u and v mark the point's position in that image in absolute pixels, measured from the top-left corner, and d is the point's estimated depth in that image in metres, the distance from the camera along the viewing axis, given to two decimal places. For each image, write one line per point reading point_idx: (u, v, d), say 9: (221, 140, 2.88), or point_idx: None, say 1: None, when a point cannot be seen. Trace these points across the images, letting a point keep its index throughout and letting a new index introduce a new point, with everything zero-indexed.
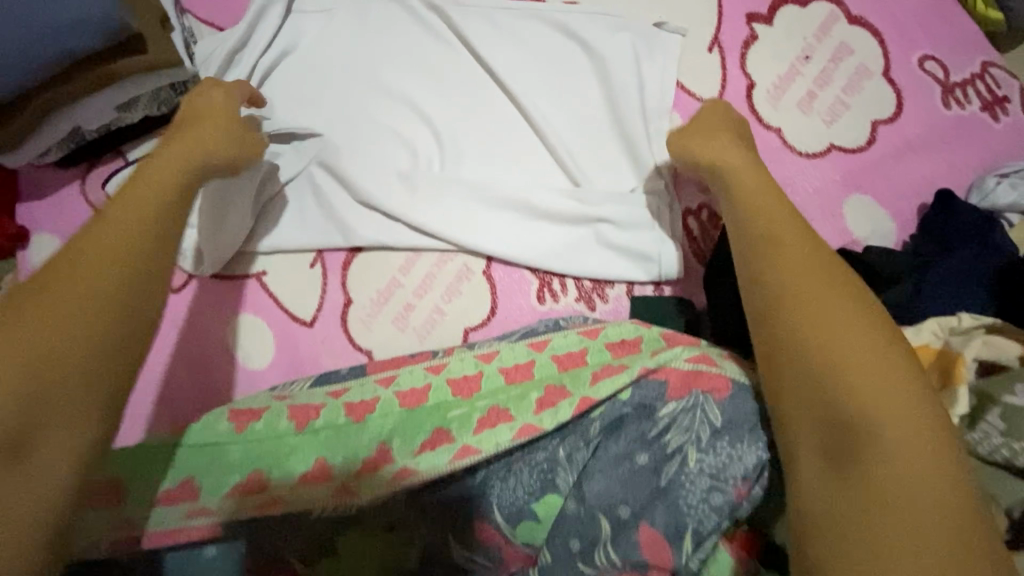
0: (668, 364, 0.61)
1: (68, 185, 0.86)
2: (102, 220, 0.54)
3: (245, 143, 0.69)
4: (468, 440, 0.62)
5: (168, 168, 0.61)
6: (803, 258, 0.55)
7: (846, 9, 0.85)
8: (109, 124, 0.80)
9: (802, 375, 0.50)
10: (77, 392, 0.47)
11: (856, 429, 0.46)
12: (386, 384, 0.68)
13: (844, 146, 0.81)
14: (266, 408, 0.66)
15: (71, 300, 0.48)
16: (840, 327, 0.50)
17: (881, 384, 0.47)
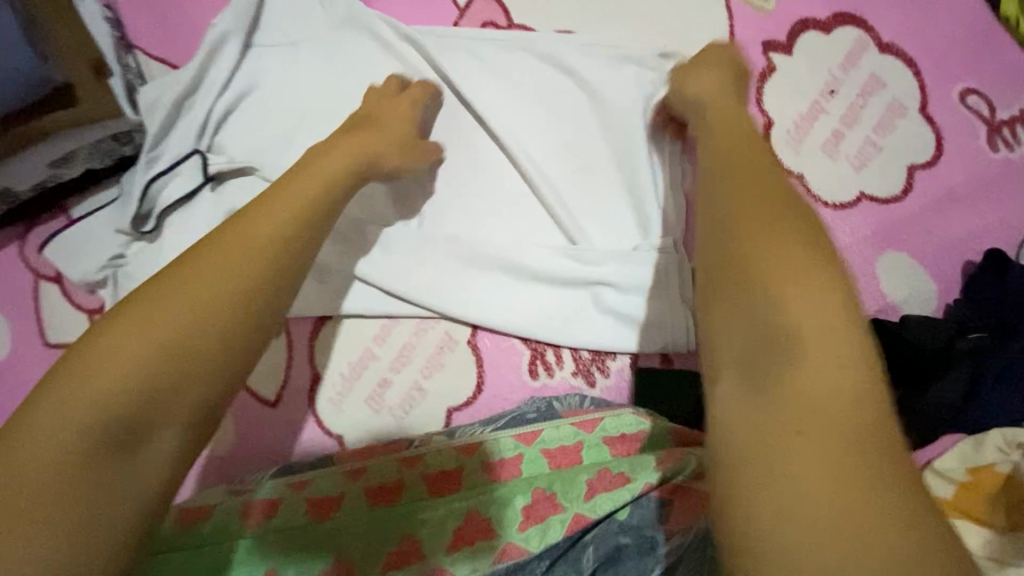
0: (672, 483, 0.54)
1: (6, 247, 0.78)
2: (267, 207, 0.51)
3: (407, 151, 0.67)
4: (442, 560, 0.53)
5: (333, 161, 0.59)
6: (753, 199, 0.45)
7: (875, 35, 0.75)
8: (45, 181, 0.72)
9: (739, 344, 0.39)
10: (207, 374, 0.43)
11: (787, 440, 0.34)
12: (355, 477, 0.58)
13: (876, 195, 0.71)
14: (217, 504, 0.55)
15: (186, 312, 0.43)
16: (801, 314, 0.38)
17: (834, 398, 0.35)
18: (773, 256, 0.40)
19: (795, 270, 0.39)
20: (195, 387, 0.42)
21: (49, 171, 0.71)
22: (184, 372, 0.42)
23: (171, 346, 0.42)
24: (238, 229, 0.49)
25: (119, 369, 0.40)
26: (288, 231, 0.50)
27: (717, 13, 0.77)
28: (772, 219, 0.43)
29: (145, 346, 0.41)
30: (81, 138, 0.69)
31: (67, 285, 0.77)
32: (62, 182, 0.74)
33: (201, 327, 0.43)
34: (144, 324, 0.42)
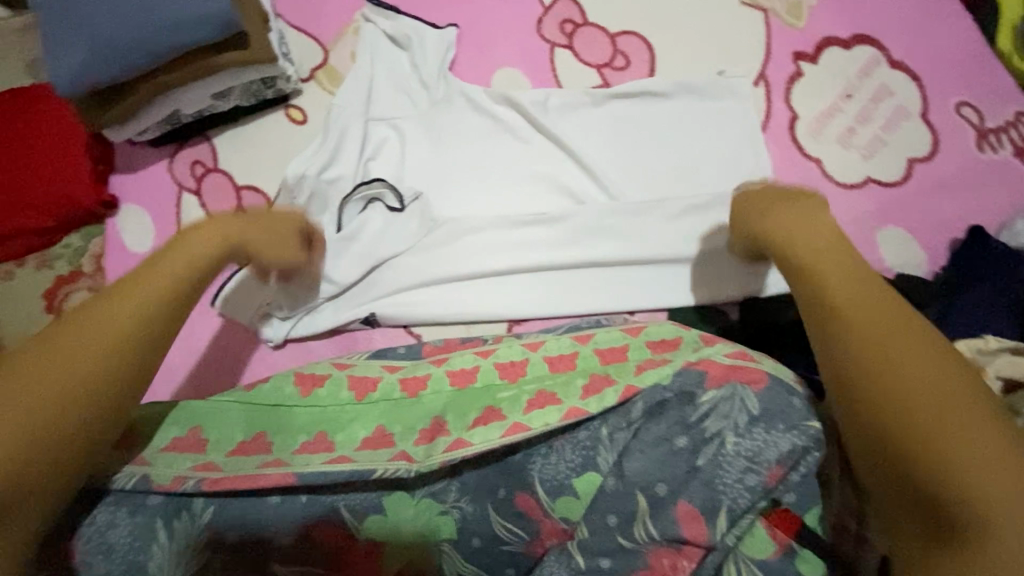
0: (708, 357, 0.66)
1: (158, 162, 0.94)
2: (152, 265, 0.67)
3: (278, 228, 0.77)
4: (519, 417, 0.66)
5: (208, 238, 0.71)
6: (845, 281, 0.60)
7: (887, 53, 0.91)
8: (203, 109, 0.90)
9: (869, 413, 0.52)
10: (69, 426, 0.57)
11: (898, 410, 0.50)
12: (438, 363, 0.75)
13: (881, 180, 0.86)
14: (328, 377, 0.74)
15: (81, 358, 0.58)
16: (910, 358, 0.52)
17: (937, 377, 0.51)
18: (874, 316, 0.56)
19: (885, 318, 0.55)
20: (84, 407, 0.57)
21: (210, 102, 0.89)
22: (83, 397, 0.57)
23: (69, 384, 0.57)
24: (122, 292, 0.63)
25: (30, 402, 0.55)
26: (165, 292, 0.65)
27: (757, 26, 0.94)
28: (858, 284, 0.59)
29: (53, 369, 0.57)
30: (240, 77, 0.86)
31: (205, 198, 0.93)
32: (214, 114, 0.92)
33: (94, 380, 0.58)
34: (48, 355, 0.58)
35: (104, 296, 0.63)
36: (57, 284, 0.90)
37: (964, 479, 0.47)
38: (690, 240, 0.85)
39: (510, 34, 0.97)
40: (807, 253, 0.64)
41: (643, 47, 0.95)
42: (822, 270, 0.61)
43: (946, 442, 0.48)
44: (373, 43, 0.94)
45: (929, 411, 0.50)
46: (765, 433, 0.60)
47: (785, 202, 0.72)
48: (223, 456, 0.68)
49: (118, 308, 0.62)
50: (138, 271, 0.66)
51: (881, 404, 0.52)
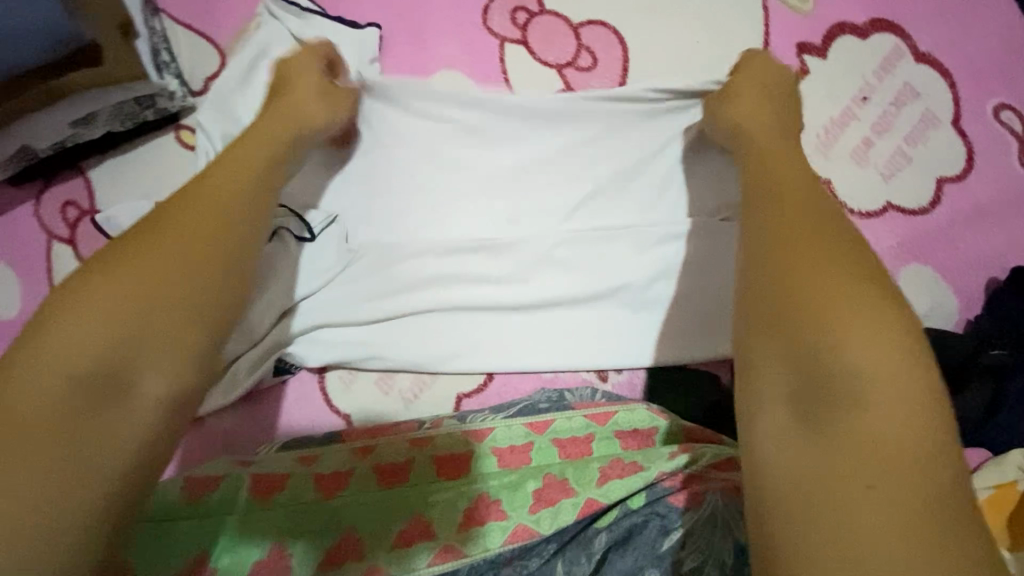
0: (685, 470, 0.53)
1: (21, 205, 0.77)
2: (193, 187, 0.51)
3: (335, 101, 0.66)
4: (452, 537, 0.52)
5: (247, 162, 0.56)
6: (796, 189, 0.51)
7: (913, 43, 0.74)
8: (64, 140, 0.72)
9: (786, 339, 0.40)
10: (173, 336, 0.42)
11: (811, 324, 0.40)
12: (363, 455, 0.59)
13: (903, 207, 0.70)
14: (224, 477, 0.56)
15: (159, 271, 0.43)
16: (823, 281, 0.41)
17: (863, 304, 0.39)
18: (794, 227, 0.47)
19: (821, 228, 0.46)
20: (185, 307, 0.43)
21: (70, 131, 0.71)
22: (141, 341, 0.40)
23: (119, 309, 0.40)
24: (178, 206, 0.48)
25: (100, 315, 0.39)
26: (220, 212, 0.49)
27: (753, 11, 0.76)
28: (798, 211, 0.48)
29: (117, 304, 0.40)
30: (104, 99, 0.68)
31: (81, 247, 0.76)
32: (83, 142, 0.74)
33: (155, 297, 0.42)
34: (118, 287, 0.41)
35: (171, 211, 0.48)
36: None
37: (873, 400, 0.36)
38: (672, 289, 0.71)
39: (450, 27, 0.78)
40: (768, 173, 0.54)
41: (614, 40, 0.77)
42: (765, 187, 0.52)
43: (825, 346, 0.38)
44: (270, 46, 0.76)
45: (831, 304, 0.40)
46: None
47: (773, 92, 0.65)
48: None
49: (200, 216, 0.48)
50: (194, 189, 0.50)
51: (784, 309, 0.41)
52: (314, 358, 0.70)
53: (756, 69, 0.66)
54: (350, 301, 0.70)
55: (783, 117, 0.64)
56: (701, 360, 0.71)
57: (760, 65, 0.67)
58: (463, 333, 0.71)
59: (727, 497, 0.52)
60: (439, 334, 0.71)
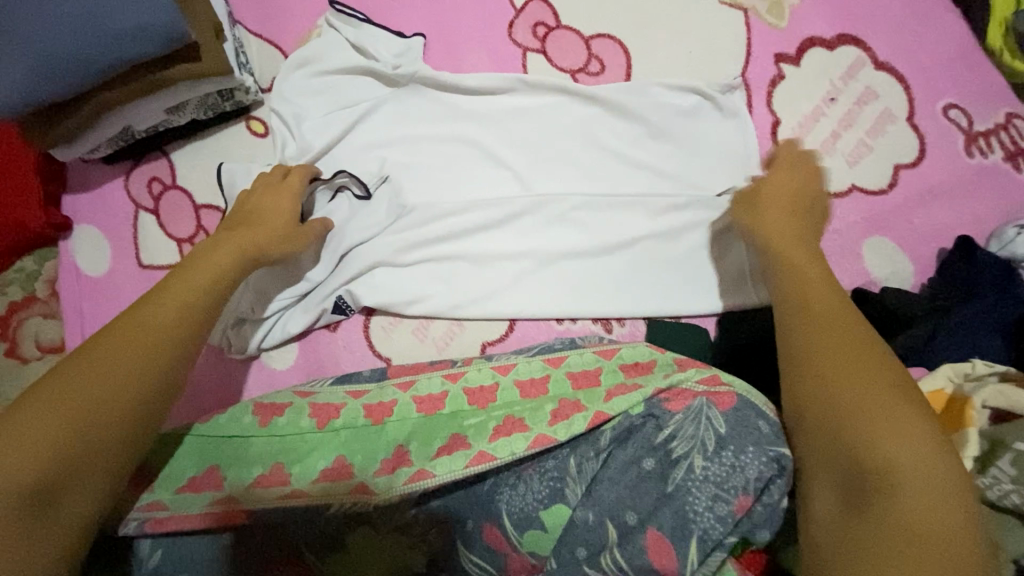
0: (677, 386, 0.62)
1: (113, 181, 0.90)
2: (149, 300, 0.64)
3: (293, 239, 0.77)
4: (484, 446, 0.63)
5: (205, 269, 0.68)
6: (823, 293, 0.60)
7: (873, 54, 0.88)
8: (157, 124, 0.85)
9: (823, 441, 0.51)
10: (100, 436, 0.55)
11: (842, 426, 0.50)
12: (405, 388, 0.71)
13: (866, 188, 0.83)
14: (289, 405, 0.69)
15: (91, 402, 0.55)
16: (848, 391, 0.51)
17: (881, 405, 0.50)
18: (831, 341, 0.55)
19: (845, 337, 0.55)
20: (121, 407, 0.56)
21: (164, 116, 0.84)
22: (76, 471, 0.53)
23: (60, 445, 0.53)
24: (134, 319, 0.61)
25: (53, 434, 0.53)
26: (174, 321, 0.62)
27: (737, 27, 0.90)
28: (820, 323, 0.57)
29: (71, 411, 0.54)
30: (195, 90, 0.82)
31: (163, 216, 0.89)
32: (170, 128, 0.88)
33: (91, 420, 0.55)
34: (59, 405, 0.54)
35: (124, 326, 0.61)
36: (10, 311, 0.86)
37: (916, 498, 0.46)
38: (668, 256, 0.83)
39: (481, 38, 0.93)
40: (794, 280, 0.63)
41: (619, 50, 0.91)
42: (796, 302, 0.60)
43: (868, 453, 0.48)
44: (328, 50, 0.91)
45: (868, 420, 0.50)
46: (733, 457, 0.56)
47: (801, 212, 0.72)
48: (172, 493, 0.63)
49: (152, 340, 0.60)
50: (143, 306, 0.63)
51: (832, 427, 0.51)
52: (366, 302, 0.82)
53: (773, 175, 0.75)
54: (391, 255, 0.83)
55: (797, 217, 0.71)
56: (695, 314, 0.82)
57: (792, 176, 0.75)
58: (489, 290, 0.83)
59: (710, 400, 0.60)
60: (467, 292, 0.83)
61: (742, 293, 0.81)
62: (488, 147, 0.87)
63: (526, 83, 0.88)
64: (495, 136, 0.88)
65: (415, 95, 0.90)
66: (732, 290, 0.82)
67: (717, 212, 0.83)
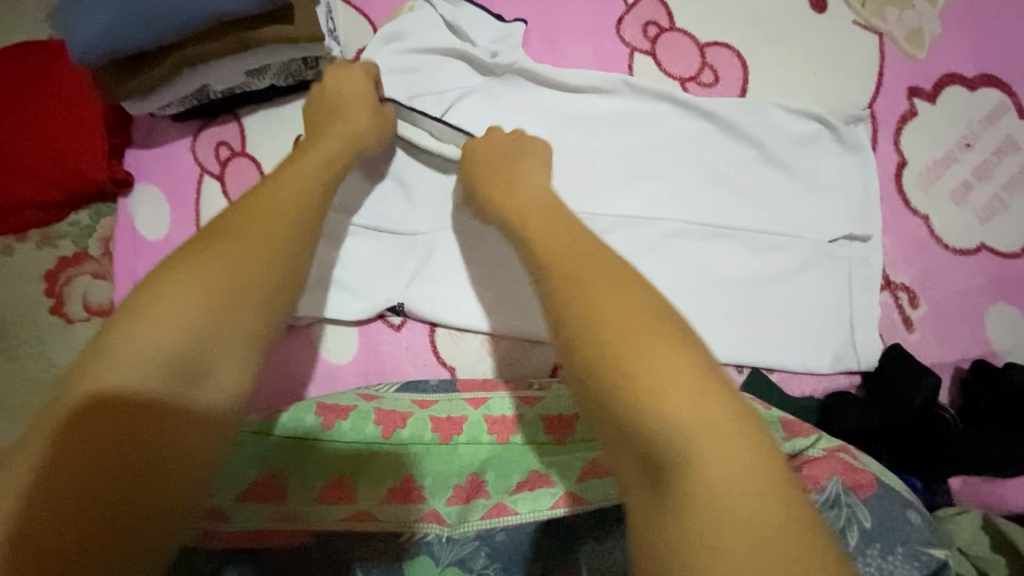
0: (804, 453, 0.57)
1: (179, 140, 0.84)
2: (253, 201, 0.54)
3: (384, 122, 0.71)
4: (572, 487, 0.63)
5: (304, 178, 0.59)
6: (608, 304, 0.45)
7: (1018, 100, 0.80)
8: (235, 87, 0.78)
9: (626, 440, 0.41)
10: (244, 331, 0.48)
11: (641, 401, 0.40)
12: (477, 405, 0.69)
13: (995, 248, 0.76)
14: (354, 409, 0.65)
15: (191, 301, 0.46)
16: (674, 377, 0.41)
17: (674, 372, 0.41)
18: (631, 333, 0.43)
19: (636, 320, 0.44)
20: (243, 319, 0.48)
21: (243, 80, 0.78)
22: (213, 352, 0.45)
23: (167, 352, 0.43)
24: (250, 212, 0.53)
25: (163, 334, 0.44)
26: (286, 220, 0.54)
27: (870, 52, 0.82)
28: (635, 327, 0.43)
29: (197, 304, 0.46)
30: (278, 55, 0.75)
31: (228, 184, 0.83)
32: (247, 91, 0.81)
33: (231, 315, 0.47)
34: (181, 299, 0.45)
35: (236, 222, 0.52)
36: (59, 265, 0.81)
37: (713, 480, 0.38)
38: (770, 293, 0.75)
39: (586, 31, 0.85)
40: (578, 275, 0.49)
41: (736, 62, 0.84)
42: (575, 283, 0.48)
43: (665, 433, 0.39)
44: (419, 26, 0.80)
45: (682, 412, 0.39)
46: (879, 558, 0.51)
47: (523, 158, 0.69)
48: (232, 502, 0.58)
49: (225, 251, 0.49)
50: (241, 206, 0.54)
51: (609, 405, 0.42)
52: (424, 314, 0.76)
53: (496, 149, 0.70)
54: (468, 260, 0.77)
55: (585, 228, 0.57)
56: (795, 365, 0.75)
57: (493, 140, 0.71)
58: None
59: (848, 485, 0.54)
60: None
61: (844, 346, 0.74)
62: (584, 150, 0.80)
63: (634, 83, 0.80)
64: (591, 143, 0.81)
65: (509, 89, 0.82)
66: (833, 341, 0.75)
67: (829, 256, 0.76)
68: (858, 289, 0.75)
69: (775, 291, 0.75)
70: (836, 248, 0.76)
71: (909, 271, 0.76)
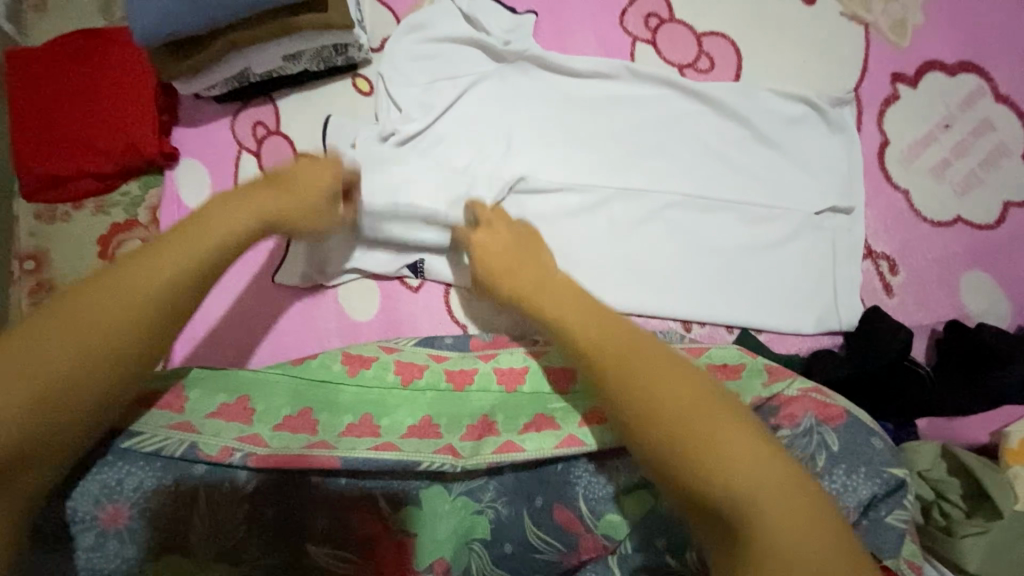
0: (783, 393, 0.64)
1: (220, 119, 0.92)
2: (120, 274, 0.55)
3: (318, 180, 0.69)
4: (574, 430, 0.68)
5: (232, 220, 0.62)
6: (660, 391, 0.54)
7: (995, 85, 0.85)
8: (272, 70, 0.87)
9: (702, 510, 0.51)
10: (75, 418, 0.52)
11: (698, 472, 0.50)
12: (487, 359, 0.74)
13: (971, 220, 0.82)
14: (375, 359, 0.72)
15: (50, 372, 0.50)
16: (725, 446, 0.50)
17: (722, 438, 0.51)
18: (685, 417, 0.52)
19: (682, 404, 0.53)
20: (83, 398, 0.52)
21: (280, 64, 0.86)
22: (45, 435, 0.51)
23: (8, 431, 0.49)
24: (108, 285, 0.54)
25: (5, 411, 0.49)
26: (148, 303, 0.55)
27: (856, 41, 0.89)
28: (683, 407, 0.53)
29: (39, 384, 0.50)
30: (312, 41, 0.83)
31: (264, 159, 0.92)
32: (282, 75, 0.90)
33: (62, 402, 0.51)
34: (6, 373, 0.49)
35: (89, 299, 0.53)
36: (111, 231, 0.90)
37: (775, 538, 0.47)
38: (759, 260, 0.82)
39: (592, 22, 0.93)
40: (620, 366, 0.57)
41: (730, 50, 0.90)
42: (626, 375, 0.56)
43: (728, 496, 0.49)
44: (441, 18, 0.88)
45: (739, 475, 0.49)
46: (845, 476, 0.58)
47: (526, 252, 0.72)
48: (270, 431, 0.67)
49: (71, 332, 0.52)
50: (121, 273, 0.55)
51: (681, 484, 0.51)
52: (441, 273, 0.84)
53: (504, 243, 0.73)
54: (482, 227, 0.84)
55: (597, 304, 0.65)
56: (781, 326, 0.81)
57: (505, 234, 0.74)
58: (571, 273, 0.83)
59: (819, 418, 0.62)
60: None
61: (828, 309, 0.80)
62: (589, 132, 0.87)
63: (635, 69, 0.87)
64: (595, 124, 0.88)
65: (521, 74, 0.89)
66: (817, 304, 0.81)
67: (814, 227, 0.82)
68: (841, 256, 0.81)
69: (763, 259, 0.81)
70: (820, 219, 0.82)
71: (890, 241, 0.82)
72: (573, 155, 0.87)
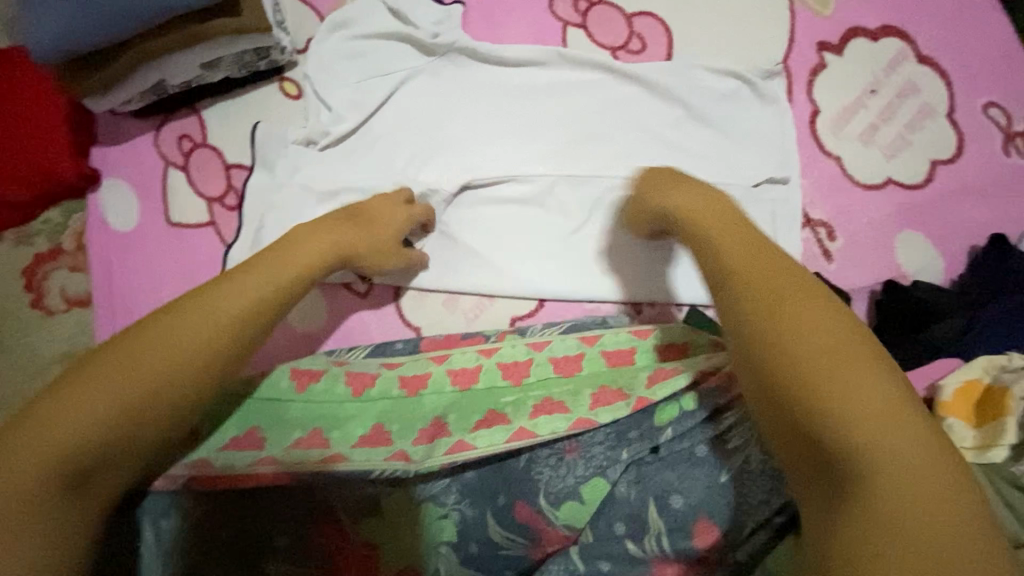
0: None
1: (142, 135, 0.88)
2: (201, 293, 0.56)
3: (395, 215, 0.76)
4: (524, 423, 0.66)
5: (317, 250, 0.65)
6: (807, 316, 0.45)
7: (916, 47, 0.87)
8: (192, 80, 0.83)
9: (793, 448, 0.44)
10: (161, 424, 0.52)
11: (807, 400, 0.42)
12: (440, 361, 0.73)
13: (901, 181, 0.84)
14: (325, 372, 0.71)
15: (155, 374, 0.51)
16: (855, 385, 0.42)
17: (853, 374, 0.42)
18: (828, 347, 0.44)
19: (811, 326, 0.45)
20: (160, 408, 0.51)
21: (199, 73, 0.82)
22: (119, 449, 0.50)
23: (99, 435, 0.49)
24: (204, 303, 0.55)
25: (97, 416, 0.49)
26: (239, 324, 0.55)
27: (782, 12, 0.89)
28: (812, 332, 0.44)
29: (119, 390, 0.50)
30: (230, 47, 0.80)
31: (192, 174, 0.88)
32: (204, 84, 0.86)
33: (148, 409, 0.51)
34: (103, 379, 0.50)
35: (170, 316, 0.54)
36: (35, 262, 0.86)
37: (887, 499, 0.39)
38: None
39: (521, 9, 0.91)
40: (753, 288, 0.48)
41: (661, 29, 0.90)
42: (752, 289, 0.48)
43: (848, 442, 0.41)
44: (365, 14, 0.86)
45: (872, 436, 0.41)
46: None
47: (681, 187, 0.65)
48: (215, 451, 0.65)
49: (170, 345, 0.52)
50: (206, 294, 0.56)
51: (795, 419, 0.43)
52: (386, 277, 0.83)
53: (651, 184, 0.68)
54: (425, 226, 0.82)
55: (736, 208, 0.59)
56: None
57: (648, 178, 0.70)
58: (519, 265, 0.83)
59: None
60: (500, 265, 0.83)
61: None
62: (528, 120, 0.86)
63: (568, 53, 0.86)
64: (532, 112, 0.86)
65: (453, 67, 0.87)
66: None
67: (754, 199, 0.83)
68: (781, 226, 0.82)
69: None
70: (759, 191, 0.83)
71: (826, 207, 0.84)
72: (513, 146, 0.85)
